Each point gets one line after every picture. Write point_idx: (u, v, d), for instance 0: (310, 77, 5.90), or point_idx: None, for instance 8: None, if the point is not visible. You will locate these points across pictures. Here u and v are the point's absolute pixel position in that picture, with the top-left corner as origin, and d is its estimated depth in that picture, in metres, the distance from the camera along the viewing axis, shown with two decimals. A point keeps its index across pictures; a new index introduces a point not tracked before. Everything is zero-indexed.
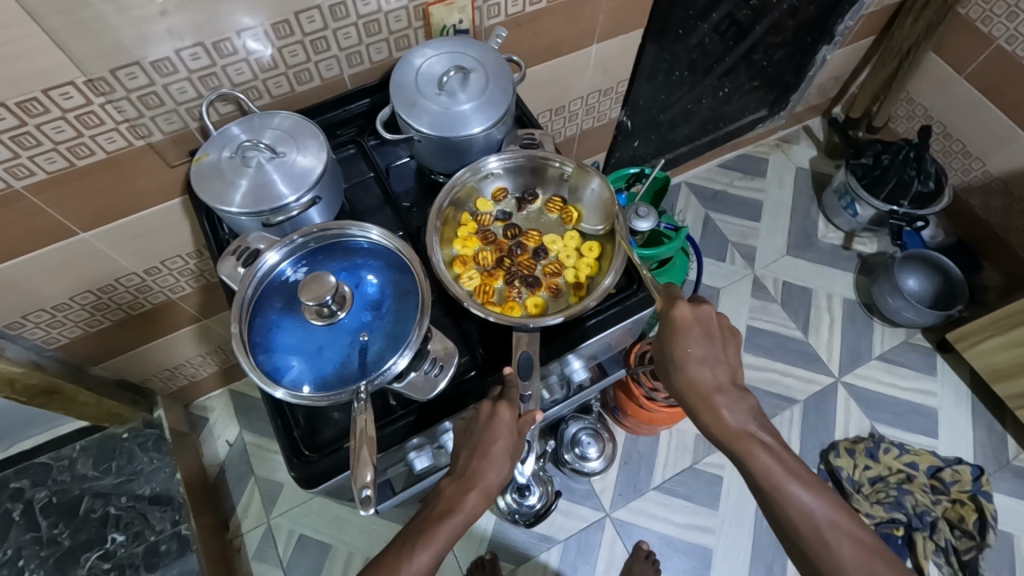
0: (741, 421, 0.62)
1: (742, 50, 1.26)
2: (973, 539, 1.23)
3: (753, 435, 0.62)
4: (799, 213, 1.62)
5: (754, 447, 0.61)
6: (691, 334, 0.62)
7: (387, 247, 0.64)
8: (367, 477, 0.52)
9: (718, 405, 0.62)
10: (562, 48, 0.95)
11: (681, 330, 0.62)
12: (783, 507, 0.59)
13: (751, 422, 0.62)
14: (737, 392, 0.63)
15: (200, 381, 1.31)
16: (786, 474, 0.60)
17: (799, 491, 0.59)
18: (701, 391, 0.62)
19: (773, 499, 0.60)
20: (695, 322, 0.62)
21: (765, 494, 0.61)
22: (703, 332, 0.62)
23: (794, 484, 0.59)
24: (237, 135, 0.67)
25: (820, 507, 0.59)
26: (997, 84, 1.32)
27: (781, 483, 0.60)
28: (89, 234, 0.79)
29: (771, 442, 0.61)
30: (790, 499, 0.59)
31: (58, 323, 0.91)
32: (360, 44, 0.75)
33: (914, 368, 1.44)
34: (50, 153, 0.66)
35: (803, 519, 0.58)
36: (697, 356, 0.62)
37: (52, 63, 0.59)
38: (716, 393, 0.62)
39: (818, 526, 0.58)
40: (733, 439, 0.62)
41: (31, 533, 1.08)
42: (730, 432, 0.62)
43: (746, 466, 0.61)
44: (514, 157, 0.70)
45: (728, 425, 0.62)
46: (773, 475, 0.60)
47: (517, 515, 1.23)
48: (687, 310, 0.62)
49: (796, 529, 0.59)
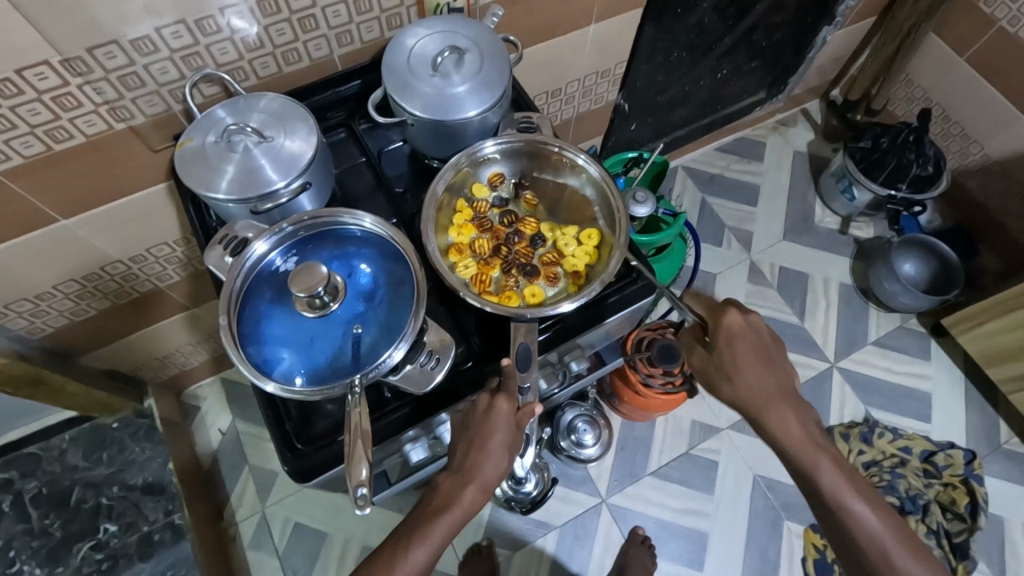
0: (803, 433, 0.63)
1: (741, 31, 1.24)
2: (964, 522, 1.25)
3: (819, 446, 0.63)
4: (797, 197, 1.60)
5: (821, 460, 0.63)
6: (746, 342, 0.62)
7: (380, 235, 0.62)
8: (362, 474, 0.51)
9: (782, 416, 0.63)
10: (559, 27, 0.93)
11: (734, 337, 0.62)
12: (849, 522, 0.63)
13: (814, 432, 0.64)
14: (797, 401, 0.64)
15: (190, 369, 1.29)
16: (850, 489, 0.63)
17: (860, 506, 0.62)
18: (763, 402, 0.62)
19: (835, 511, 0.63)
20: (747, 329, 0.63)
21: (828, 506, 0.64)
22: (755, 338, 0.63)
23: (858, 500, 0.63)
24: (222, 118, 0.65)
25: (884, 525, 0.62)
26: (999, 66, 1.31)
27: (845, 499, 0.63)
28: (71, 221, 0.76)
29: (835, 454, 0.64)
30: (853, 515, 0.62)
31: (42, 312, 0.89)
32: (350, 22, 0.72)
33: (909, 352, 1.44)
34: (26, 137, 0.64)
35: (868, 536, 0.62)
36: (753, 364, 0.62)
37: (24, 41, 0.56)
38: (779, 404, 0.63)
39: (882, 543, 0.62)
40: (798, 450, 0.63)
41: (23, 524, 1.07)
42: (796, 444, 0.63)
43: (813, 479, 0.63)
44: (511, 142, 0.68)
45: (794, 439, 0.63)
46: (839, 491, 0.63)
47: (514, 503, 1.22)
48: (737, 317, 0.62)
49: (860, 545, 0.63)
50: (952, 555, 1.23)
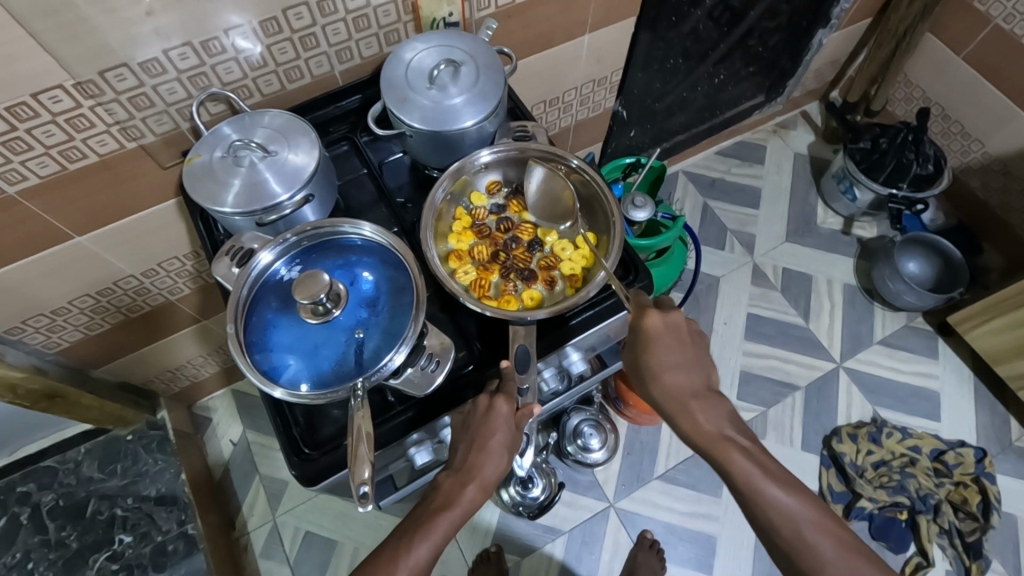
0: (716, 425, 0.63)
1: (736, 36, 1.25)
2: (977, 520, 1.24)
3: (730, 440, 0.62)
4: (798, 199, 1.61)
5: (732, 451, 0.62)
6: (663, 343, 0.63)
7: (380, 243, 0.64)
8: (364, 475, 0.52)
9: (694, 410, 0.63)
10: (554, 39, 0.95)
11: (653, 339, 0.63)
12: (762, 507, 0.60)
13: (728, 426, 0.63)
14: (713, 397, 0.64)
15: (201, 381, 1.31)
16: (764, 476, 0.61)
17: (776, 492, 0.60)
18: (677, 399, 0.63)
19: (753, 501, 0.61)
20: (666, 330, 0.63)
21: (744, 499, 0.61)
22: (675, 339, 0.63)
23: (773, 487, 0.60)
24: (228, 134, 0.67)
25: (799, 508, 0.60)
26: (996, 63, 1.31)
27: (758, 484, 0.61)
28: (84, 238, 0.79)
29: (749, 447, 0.62)
30: (769, 502, 0.60)
31: (58, 327, 0.91)
32: (350, 40, 0.74)
33: (916, 351, 1.44)
34: (42, 158, 0.66)
35: (784, 520, 0.59)
36: (669, 363, 0.63)
37: (40, 66, 0.59)
38: (692, 399, 0.63)
39: (799, 526, 0.59)
40: (710, 443, 0.62)
41: (40, 536, 1.09)
42: (708, 438, 0.62)
43: (725, 470, 0.62)
44: (506, 150, 0.70)
45: (704, 429, 0.62)
46: (752, 480, 0.61)
47: (522, 507, 1.23)
48: (657, 320, 0.62)
49: (778, 533, 0.59)
50: (965, 555, 1.22)
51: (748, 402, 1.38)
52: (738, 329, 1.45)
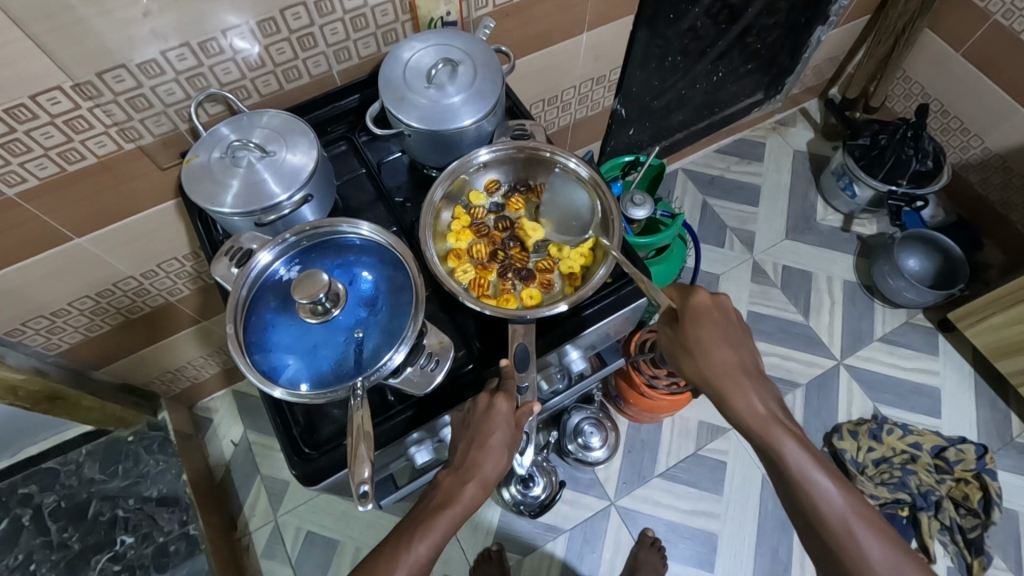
0: (767, 406, 0.62)
1: (735, 33, 1.25)
2: (978, 517, 1.24)
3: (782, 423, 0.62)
4: (798, 196, 1.61)
5: (784, 433, 0.61)
6: (715, 318, 0.63)
7: (379, 243, 0.64)
8: (364, 473, 0.52)
9: (748, 388, 0.62)
10: (552, 37, 0.95)
11: (703, 314, 0.63)
12: (808, 493, 0.59)
13: (778, 407, 0.63)
14: (761, 378, 0.64)
15: (201, 383, 1.31)
16: (812, 462, 0.60)
17: (825, 483, 0.59)
18: (730, 376, 0.62)
19: (797, 485, 0.60)
20: (714, 309, 0.64)
21: (790, 485, 0.60)
22: (724, 318, 0.64)
23: (821, 474, 0.60)
24: (226, 135, 0.67)
25: (845, 500, 0.59)
26: (995, 59, 1.31)
27: (810, 472, 0.60)
28: (84, 239, 0.79)
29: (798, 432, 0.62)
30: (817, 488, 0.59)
31: (58, 329, 0.91)
32: (348, 39, 0.74)
33: (917, 348, 1.43)
34: (41, 160, 0.66)
35: (832, 512, 0.58)
36: (723, 338, 0.63)
37: (37, 69, 0.59)
38: (745, 377, 0.63)
39: (847, 520, 0.58)
40: (759, 425, 0.62)
41: (42, 537, 1.09)
42: (757, 419, 0.62)
43: (774, 454, 0.61)
44: (504, 148, 0.70)
45: (756, 409, 0.62)
46: (802, 462, 0.60)
47: (523, 506, 1.23)
48: (706, 297, 0.64)
49: (823, 522, 0.58)
50: (966, 551, 1.22)
51: None
52: None
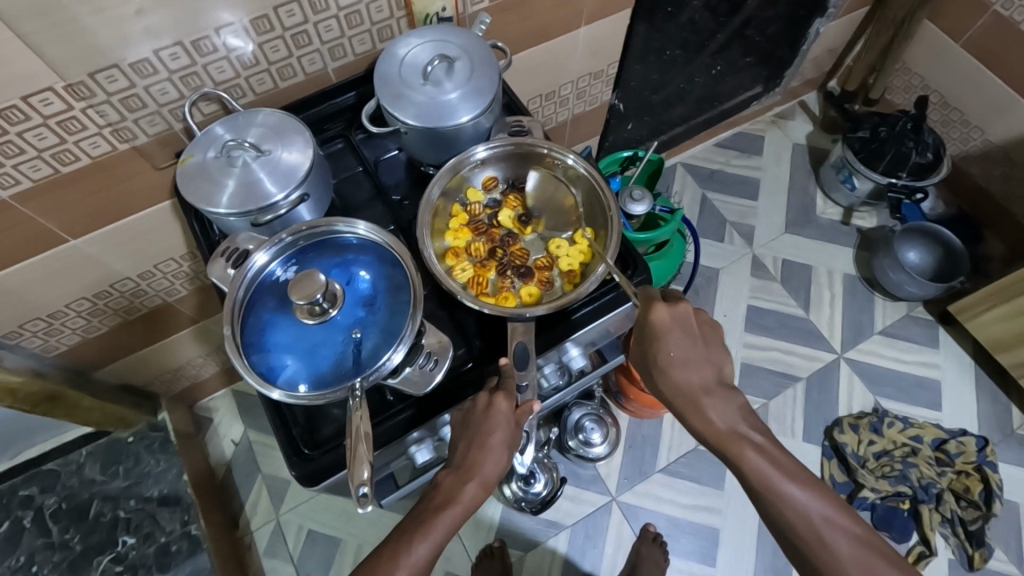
0: (728, 422, 0.62)
1: (734, 26, 1.25)
2: (979, 509, 1.24)
3: (742, 435, 0.62)
4: (798, 189, 1.61)
5: (745, 449, 0.61)
6: (672, 336, 0.62)
7: (377, 242, 0.64)
8: (364, 475, 0.52)
9: (704, 405, 0.62)
10: (549, 32, 0.94)
11: (660, 333, 0.62)
12: (780, 508, 0.59)
13: (741, 422, 0.62)
14: (725, 392, 0.63)
15: (202, 382, 1.31)
16: (779, 473, 0.60)
17: (793, 489, 0.59)
18: (688, 394, 0.62)
19: (767, 498, 0.60)
20: (674, 322, 0.62)
21: (759, 497, 0.61)
22: (684, 333, 0.62)
23: (788, 483, 0.60)
24: (221, 134, 0.67)
25: (813, 503, 0.59)
26: (995, 50, 1.30)
27: (776, 483, 0.60)
28: (80, 240, 0.78)
29: (762, 443, 0.62)
30: (785, 500, 0.59)
31: (56, 330, 0.91)
32: (343, 36, 0.74)
33: (917, 341, 1.43)
34: (35, 161, 0.66)
35: (802, 520, 0.59)
36: (679, 358, 0.62)
37: (30, 69, 0.58)
38: (702, 394, 0.62)
39: (816, 526, 0.58)
40: (722, 441, 0.62)
41: (44, 538, 1.09)
42: (718, 434, 0.62)
43: (738, 467, 0.61)
44: (502, 145, 0.70)
45: (715, 426, 0.62)
46: (767, 477, 0.60)
47: (524, 503, 1.23)
48: (664, 313, 0.61)
49: (794, 532, 0.59)
50: (967, 543, 1.22)
51: (750, 394, 1.38)
52: (739, 321, 1.45)
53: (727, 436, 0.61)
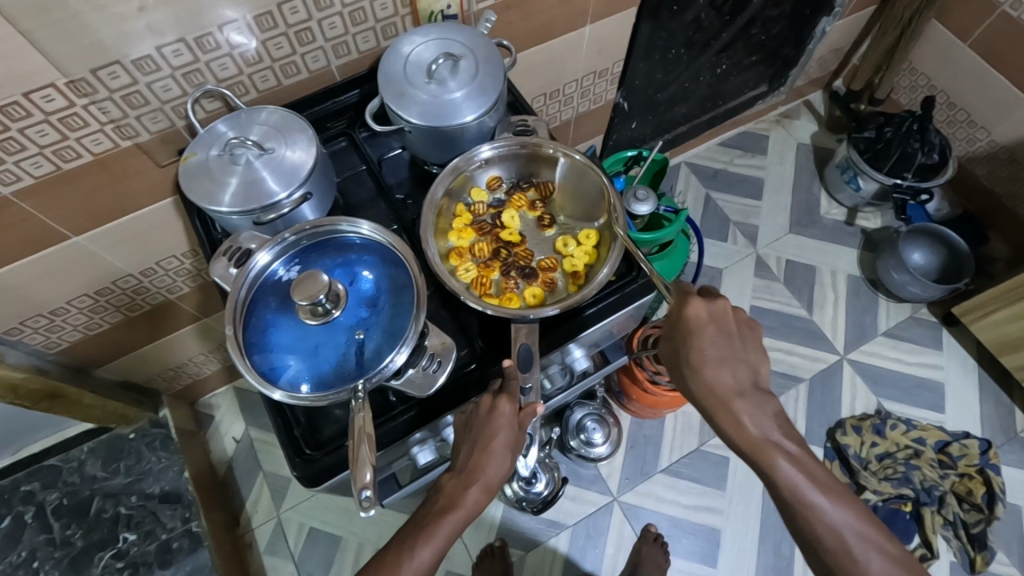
0: (763, 430, 0.61)
1: (740, 25, 1.24)
2: (981, 512, 1.23)
3: (776, 444, 0.61)
4: (802, 188, 1.60)
5: (777, 457, 0.60)
6: (708, 333, 0.61)
7: (380, 242, 0.63)
8: (366, 477, 0.52)
9: (738, 410, 0.61)
10: (554, 30, 0.93)
11: (695, 329, 0.61)
12: (809, 520, 0.59)
13: (774, 429, 0.61)
14: (760, 396, 0.62)
15: (203, 379, 1.31)
16: (809, 484, 0.59)
17: (822, 501, 0.59)
18: (722, 397, 0.61)
19: (796, 510, 0.60)
20: (710, 321, 0.62)
21: (789, 506, 0.60)
22: (719, 331, 0.62)
23: (817, 495, 0.59)
24: (224, 132, 0.66)
25: (844, 516, 0.59)
26: (1003, 50, 1.29)
27: (804, 494, 0.59)
28: (82, 237, 0.78)
29: (796, 453, 0.61)
30: (814, 512, 0.59)
31: (57, 327, 0.91)
32: (347, 33, 0.73)
33: (920, 343, 1.43)
34: (36, 158, 0.65)
35: (830, 533, 0.58)
36: (714, 358, 0.61)
37: (31, 65, 0.58)
38: (737, 398, 0.61)
39: (846, 541, 0.58)
40: (755, 448, 0.61)
41: (45, 535, 1.09)
42: (752, 442, 0.61)
43: (769, 476, 0.61)
44: (506, 145, 0.69)
45: (749, 432, 0.61)
46: (795, 485, 0.60)
47: (526, 502, 1.23)
48: (700, 309, 0.61)
49: (822, 543, 0.59)
50: (969, 546, 1.22)
51: None
52: None
53: (741, 437, 0.61)
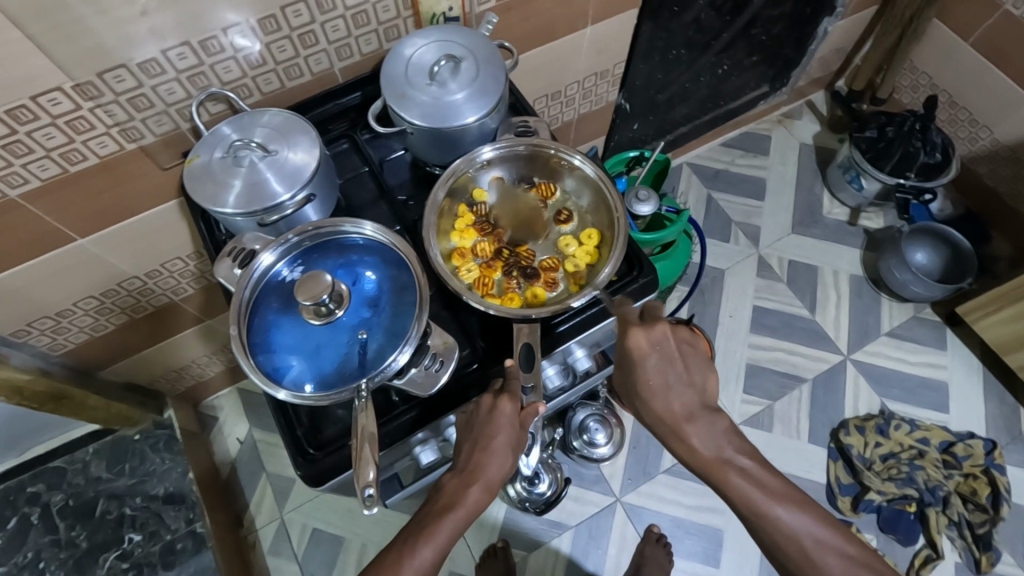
0: (714, 449, 0.62)
1: (741, 25, 1.24)
2: (986, 513, 1.23)
3: (728, 461, 0.62)
4: (804, 189, 1.60)
5: (729, 472, 0.61)
6: (650, 362, 0.61)
7: (382, 243, 0.64)
8: (370, 476, 0.52)
9: (688, 433, 0.62)
10: (556, 31, 0.94)
11: (638, 359, 0.61)
12: (769, 532, 0.60)
13: (726, 445, 0.62)
14: (708, 415, 0.63)
15: (207, 380, 1.32)
16: (766, 496, 0.60)
17: (782, 512, 0.60)
18: (671, 422, 0.62)
19: (757, 522, 0.61)
20: (652, 349, 0.61)
21: (750, 519, 0.62)
22: (663, 357, 0.61)
23: (776, 507, 0.60)
24: (228, 134, 0.67)
25: (803, 525, 0.60)
26: (1005, 49, 1.29)
27: (762, 507, 0.60)
28: (87, 239, 0.78)
29: (748, 466, 0.62)
30: (774, 523, 0.60)
31: (63, 329, 0.91)
32: (349, 36, 0.74)
33: (924, 343, 1.42)
34: (43, 161, 0.66)
35: (790, 542, 0.59)
36: (659, 385, 0.61)
37: (37, 69, 0.58)
38: (686, 422, 0.62)
39: (806, 549, 0.59)
40: (710, 467, 0.62)
41: (50, 536, 1.09)
42: (705, 462, 0.62)
43: (725, 492, 0.62)
44: (509, 146, 0.69)
45: (699, 452, 0.62)
46: (751, 500, 0.60)
47: (528, 503, 1.23)
48: (641, 340, 0.60)
49: (783, 551, 0.60)
50: (974, 547, 1.22)
51: (755, 395, 1.37)
52: (744, 322, 1.45)
53: (710, 454, 0.62)
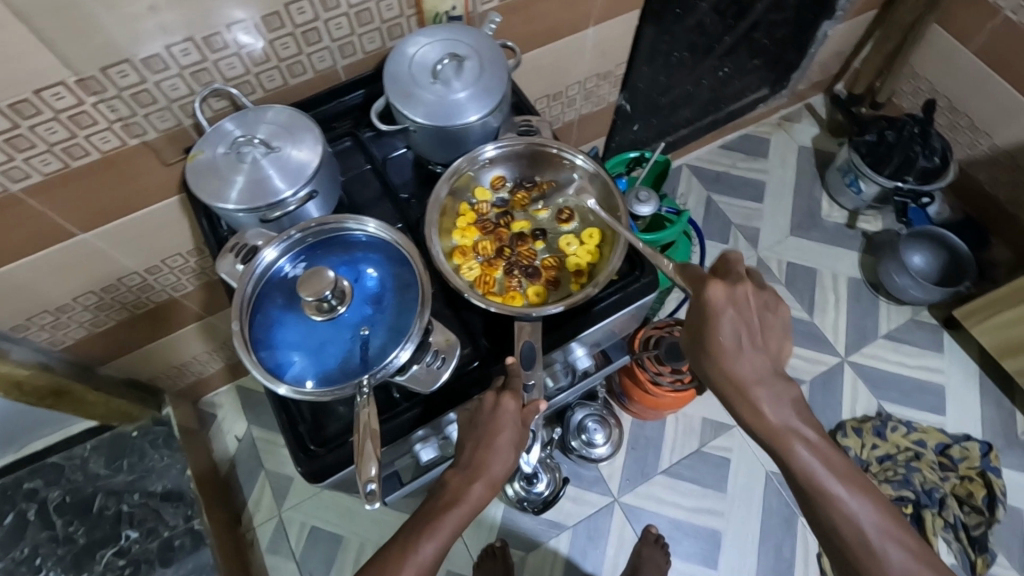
0: (782, 418, 0.62)
1: (742, 28, 1.25)
2: (982, 515, 1.24)
3: (795, 432, 0.62)
4: (804, 192, 1.60)
5: (795, 445, 0.61)
6: (726, 318, 0.60)
7: (385, 240, 0.64)
8: (372, 472, 0.52)
9: (758, 398, 0.61)
10: (559, 33, 0.94)
11: (714, 313, 0.60)
12: (827, 509, 0.60)
13: (794, 417, 0.62)
14: (779, 383, 0.62)
15: (206, 377, 1.32)
16: (827, 474, 0.61)
17: (843, 492, 0.60)
18: (741, 383, 0.60)
19: (815, 499, 0.61)
20: (729, 303, 0.60)
21: (808, 495, 0.62)
22: (738, 315, 0.60)
23: (838, 487, 0.60)
24: (231, 130, 0.67)
25: (865, 513, 0.59)
26: (1004, 54, 1.30)
27: (824, 485, 0.61)
28: (88, 235, 0.78)
29: (815, 441, 0.62)
30: (833, 502, 0.60)
31: (63, 324, 0.91)
32: (353, 34, 0.74)
33: (921, 346, 1.43)
34: (45, 155, 0.66)
35: (848, 526, 0.59)
36: (732, 344, 0.60)
37: (42, 64, 0.58)
38: (756, 386, 0.60)
39: (864, 534, 0.59)
40: (774, 437, 0.62)
41: (47, 532, 1.09)
42: (772, 430, 0.62)
43: (787, 464, 0.62)
44: (511, 145, 0.70)
45: (769, 421, 0.61)
46: (815, 476, 0.61)
47: (526, 503, 1.23)
48: (720, 291, 0.59)
49: (839, 532, 0.60)
50: (970, 549, 1.23)
51: None
52: None
53: (774, 426, 0.62)
